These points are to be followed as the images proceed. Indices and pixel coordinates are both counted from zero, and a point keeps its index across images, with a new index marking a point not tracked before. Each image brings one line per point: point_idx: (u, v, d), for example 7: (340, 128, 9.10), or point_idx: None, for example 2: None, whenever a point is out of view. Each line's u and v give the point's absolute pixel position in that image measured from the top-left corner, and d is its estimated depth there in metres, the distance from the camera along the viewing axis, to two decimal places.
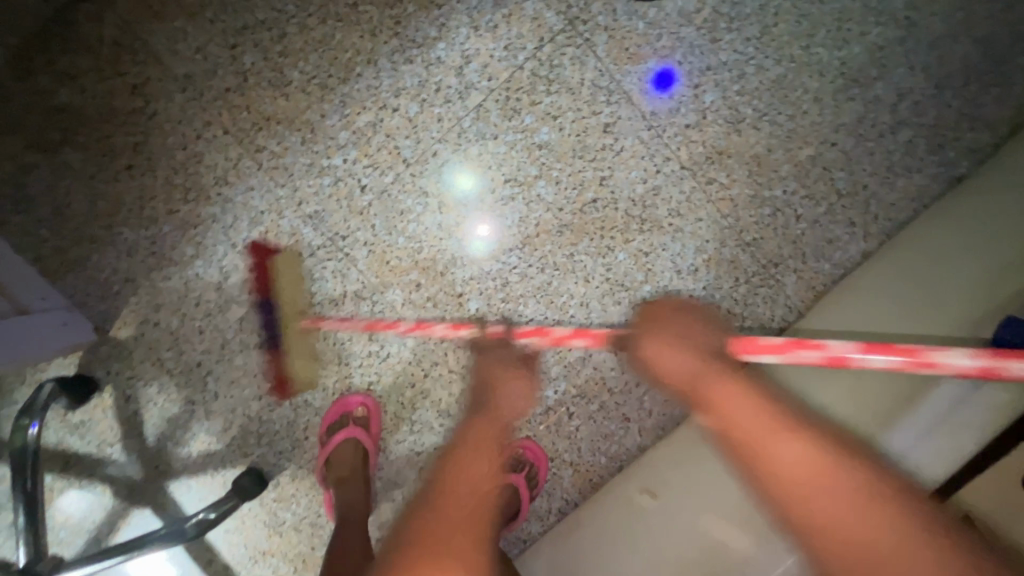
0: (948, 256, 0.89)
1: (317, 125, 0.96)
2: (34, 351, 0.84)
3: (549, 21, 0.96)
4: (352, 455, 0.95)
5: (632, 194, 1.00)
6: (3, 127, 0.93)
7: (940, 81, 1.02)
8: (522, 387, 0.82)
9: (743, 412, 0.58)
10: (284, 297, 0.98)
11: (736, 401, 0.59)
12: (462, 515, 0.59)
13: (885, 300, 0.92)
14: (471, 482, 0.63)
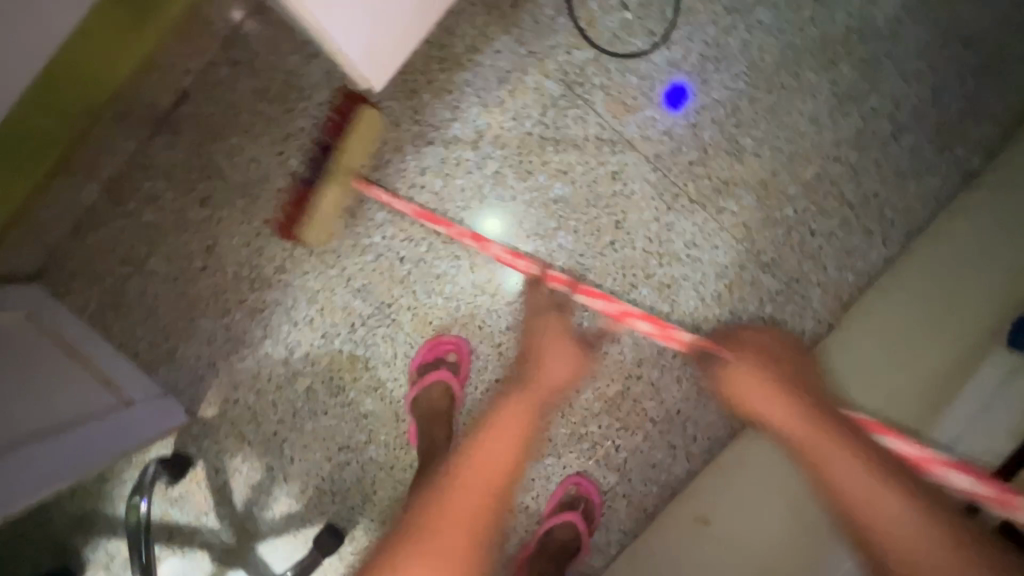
0: (960, 273, 0.91)
1: (357, 210, 1.08)
2: (140, 438, 0.96)
3: (550, 88, 1.06)
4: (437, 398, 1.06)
5: (648, 233, 1.07)
6: (100, 247, 1.09)
7: (936, 85, 1.04)
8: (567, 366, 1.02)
9: (850, 475, 0.80)
10: (345, 364, 1.10)
11: (842, 466, 0.81)
12: (467, 510, 0.88)
13: (900, 319, 0.95)
14: (486, 469, 0.91)
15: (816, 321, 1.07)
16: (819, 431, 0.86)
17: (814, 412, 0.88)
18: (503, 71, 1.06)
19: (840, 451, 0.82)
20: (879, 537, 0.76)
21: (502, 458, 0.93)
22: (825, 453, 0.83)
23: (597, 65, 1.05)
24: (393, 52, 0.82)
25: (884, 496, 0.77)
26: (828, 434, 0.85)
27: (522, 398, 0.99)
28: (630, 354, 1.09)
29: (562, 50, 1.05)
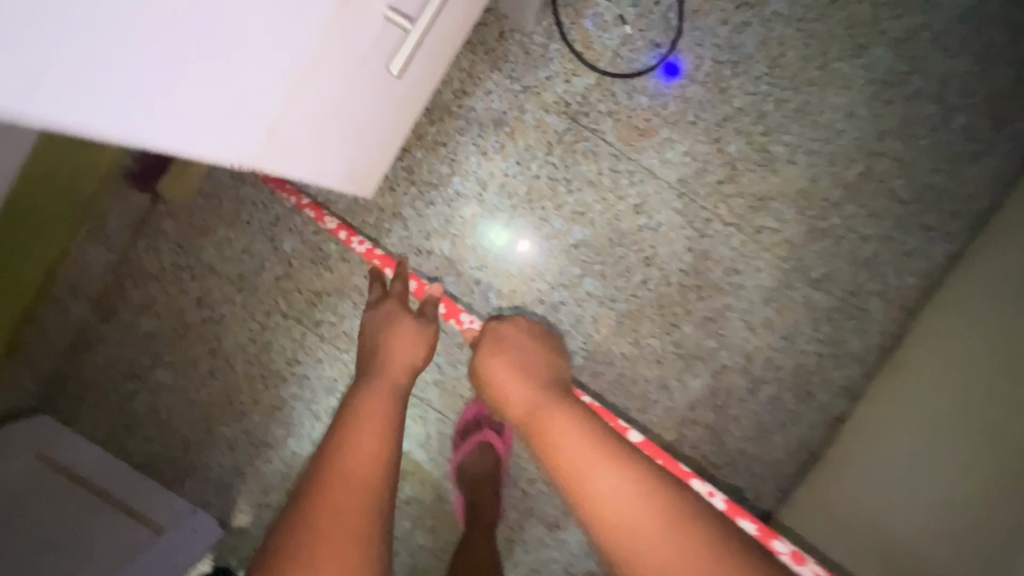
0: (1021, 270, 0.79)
1: (364, 287, 1.00)
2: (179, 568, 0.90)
3: (552, 123, 0.96)
4: (481, 460, 0.98)
5: (683, 265, 0.97)
6: (100, 365, 1.03)
7: (984, 54, 0.92)
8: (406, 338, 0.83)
9: (571, 441, 0.64)
10: None
11: (570, 435, 0.65)
12: (353, 499, 0.58)
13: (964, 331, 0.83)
14: (357, 455, 0.62)
15: (880, 335, 0.97)
16: (594, 454, 0.61)
17: (538, 389, 0.76)
18: (499, 113, 0.96)
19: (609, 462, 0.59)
20: (619, 540, 0.54)
21: (372, 464, 0.62)
22: (605, 453, 0.61)
23: (600, 91, 0.95)
24: (349, 157, 0.71)
25: (598, 474, 0.59)
26: (603, 435, 0.64)
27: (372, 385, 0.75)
28: (680, 398, 0.99)
29: (559, 79, 0.95)
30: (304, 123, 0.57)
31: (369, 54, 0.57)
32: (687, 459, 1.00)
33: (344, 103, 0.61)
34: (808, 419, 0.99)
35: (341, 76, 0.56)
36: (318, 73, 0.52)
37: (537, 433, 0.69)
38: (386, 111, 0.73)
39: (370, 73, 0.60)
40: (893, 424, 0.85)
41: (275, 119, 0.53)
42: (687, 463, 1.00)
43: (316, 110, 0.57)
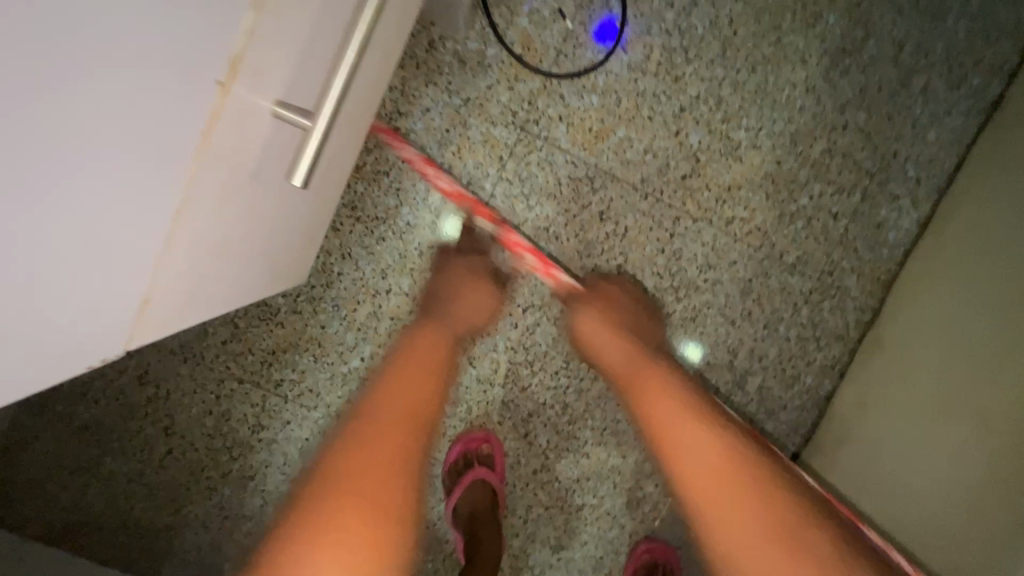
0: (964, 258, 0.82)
1: (321, 337, 0.91)
2: None
3: (500, 136, 0.88)
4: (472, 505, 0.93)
5: (655, 268, 0.93)
6: (41, 463, 0.93)
7: (936, 10, 0.89)
8: (478, 296, 0.85)
9: (669, 413, 0.66)
10: None
11: (752, 558, 0.55)
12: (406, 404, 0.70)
13: (919, 331, 0.84)
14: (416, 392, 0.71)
15: (859, 311, 0.95)
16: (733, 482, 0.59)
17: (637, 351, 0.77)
18: (441, 132, 0.88)
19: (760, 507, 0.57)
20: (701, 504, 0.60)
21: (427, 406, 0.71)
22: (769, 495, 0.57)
23: (547, 94, 0.88)
24: (240, 286, 0.59)
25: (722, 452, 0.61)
26: (707, 427, 0.64)
27: (432, 339, 0.79)
28: None
29: (501, 87, 0.87)
30: (186, 277, 0.45)
31: (261, 166, 0.47)
32: None
33: (223, 231, 0.47)
34: (798, 404, 0.97)
35: (220, 204, 0.44)
36: (196, 212, 0.41)
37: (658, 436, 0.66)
38: (275, 223, 0.59)
39: (262, 187, 0.49)
40: (872, 428, 0.85)
41: (149, 290, 0.41)
42: None
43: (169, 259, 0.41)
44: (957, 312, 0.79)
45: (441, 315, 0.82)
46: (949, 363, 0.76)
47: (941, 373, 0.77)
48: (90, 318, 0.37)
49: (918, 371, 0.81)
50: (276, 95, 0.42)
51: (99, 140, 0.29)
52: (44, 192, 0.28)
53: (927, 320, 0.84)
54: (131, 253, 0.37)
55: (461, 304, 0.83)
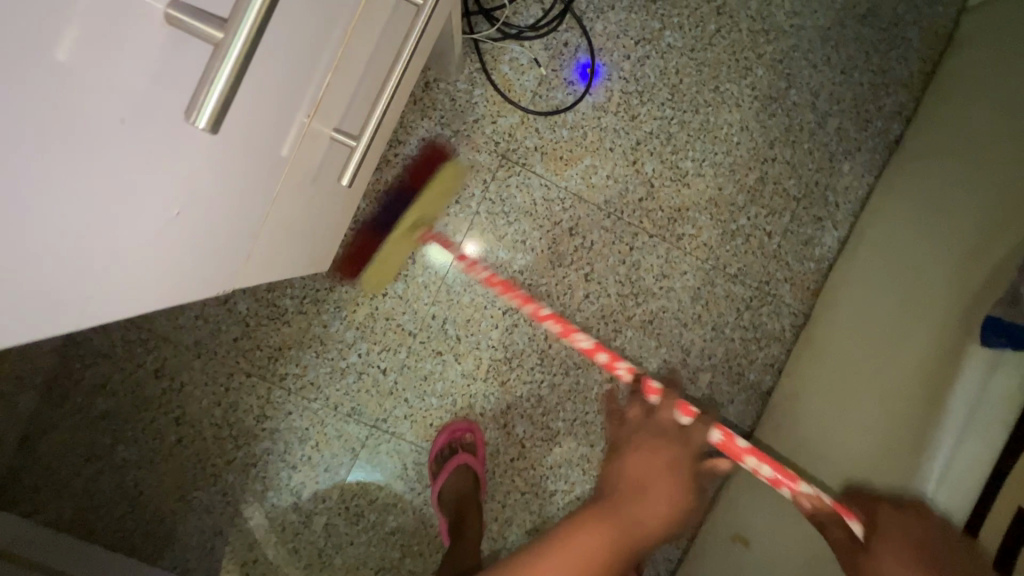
0: (874, 261, 0.99)
1: (324, 335, 1.03)
2: None
3: (485, 162, 1.03)
4: (456, 487, 1.03)
5: (618, 277, 1.07)
6: (58, 451, 1.00)
7: (844, 67, 1.08)
8: (665, 492, 0.77)
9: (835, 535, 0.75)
10: (357, 489, 1.06)
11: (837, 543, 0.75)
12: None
13: (840, 321, 1.01)
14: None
15: (792, 316, 1.11)
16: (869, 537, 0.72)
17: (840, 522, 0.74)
18: (434, 158, 1.03)
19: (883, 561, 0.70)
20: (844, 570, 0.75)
21: None
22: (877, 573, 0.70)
23: (525, 128, 1.03)
24: (297, 267, 0.74)
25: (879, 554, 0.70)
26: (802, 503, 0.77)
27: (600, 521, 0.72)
28: None
29: (486, 121, 1.03)
30: (271, 249, 0.60)
31: (317, 176, 0.60)
32: None
33: (287, 225, 0.61)
34: (743, 397, 1.11)
35: (289, 202, 0.57)
36: (282, 203, 0.55)
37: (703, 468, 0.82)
38: (320, 224, 0.73)
39: (318, 190, 0.63)
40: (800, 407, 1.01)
41: (251, 255, 0.56)
42: None
43: (255, 238, 0.55)
44: (870, 304, 0.95)
45: (630, 483, 0.77)
46: (864, 346, 0.92)
47: (857, 355, 0.92)
48: (227, 269, 0.52)
49: (842, 362, 0.96)
50: (333, 125, 0.56)
51: (253, 145, 0.44)
52: (229, 177, 0.44)
53: (847, 312, 1.00)
54: (240, 228, 0.50)
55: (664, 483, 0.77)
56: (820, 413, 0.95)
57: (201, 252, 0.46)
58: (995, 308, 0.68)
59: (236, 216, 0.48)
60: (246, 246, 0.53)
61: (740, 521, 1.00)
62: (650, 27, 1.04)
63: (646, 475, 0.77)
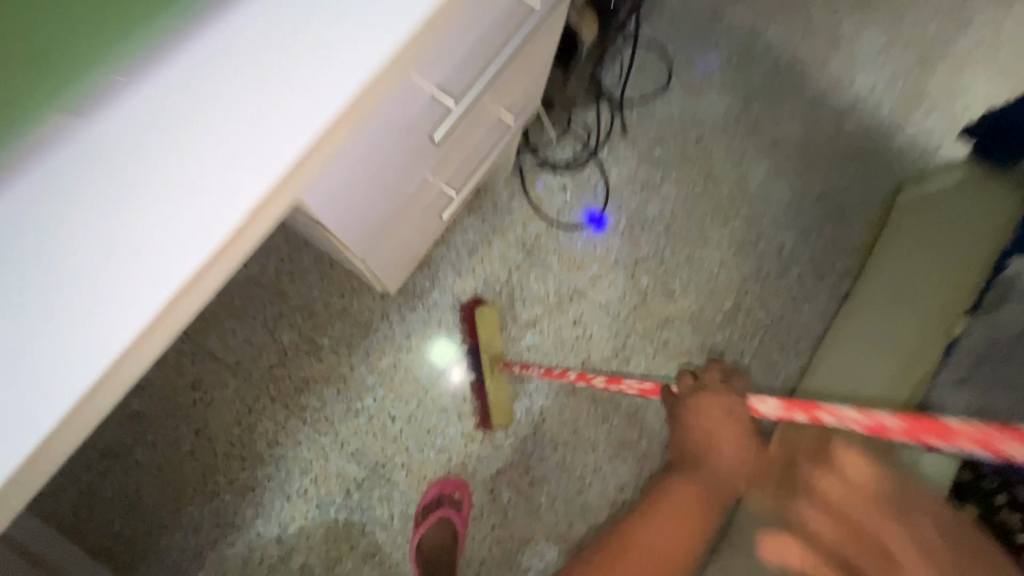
0: (830, 378, 1.17)
1: (349, 376, 1.16)
2: None
3: (513, 255, 1.26)
4: (441, 535, 1.09)
5: (610, 368, 1.24)
6: (79, 442, 1.07)
7: (803, 231, 1.37)
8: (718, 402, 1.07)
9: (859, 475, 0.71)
10: (341, 533, 1.10)
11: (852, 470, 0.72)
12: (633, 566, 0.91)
13: None
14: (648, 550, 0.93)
15: (760, 429, 1.24)
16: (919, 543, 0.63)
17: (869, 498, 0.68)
18: (474, 245, 1.25)
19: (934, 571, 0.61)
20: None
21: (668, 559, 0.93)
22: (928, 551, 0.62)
23: (549, 234, 1.28)
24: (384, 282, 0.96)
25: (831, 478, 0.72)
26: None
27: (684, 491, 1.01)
28: (612, 482, 1.19)
29: (520, 223, 1.28)
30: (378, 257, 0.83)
31: (419, 217, 0.84)
32: None
33: (401, 241, 0.87)
34: None
35: (397, 226, 0.80)
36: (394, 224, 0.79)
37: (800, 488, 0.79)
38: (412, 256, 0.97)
39: (416, 229, 0.87)
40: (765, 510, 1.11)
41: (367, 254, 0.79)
42: None
43: (374, 245, 0.79)
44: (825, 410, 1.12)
45: (693, 448, 1.07)
46: None
47: None
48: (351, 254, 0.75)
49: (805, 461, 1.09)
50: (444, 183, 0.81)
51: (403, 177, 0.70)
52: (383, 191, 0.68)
53: None
54: (369, 228, 0.74)
55: (813, 508, 0.72)
56: None
57: (353, 238, 0.72)
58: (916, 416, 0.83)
59: (371, 219, 0.72)
60: (365, 246, 0.76)
61: None
62: (654, 178, 1.35)
63: (713, 426, 1.06)
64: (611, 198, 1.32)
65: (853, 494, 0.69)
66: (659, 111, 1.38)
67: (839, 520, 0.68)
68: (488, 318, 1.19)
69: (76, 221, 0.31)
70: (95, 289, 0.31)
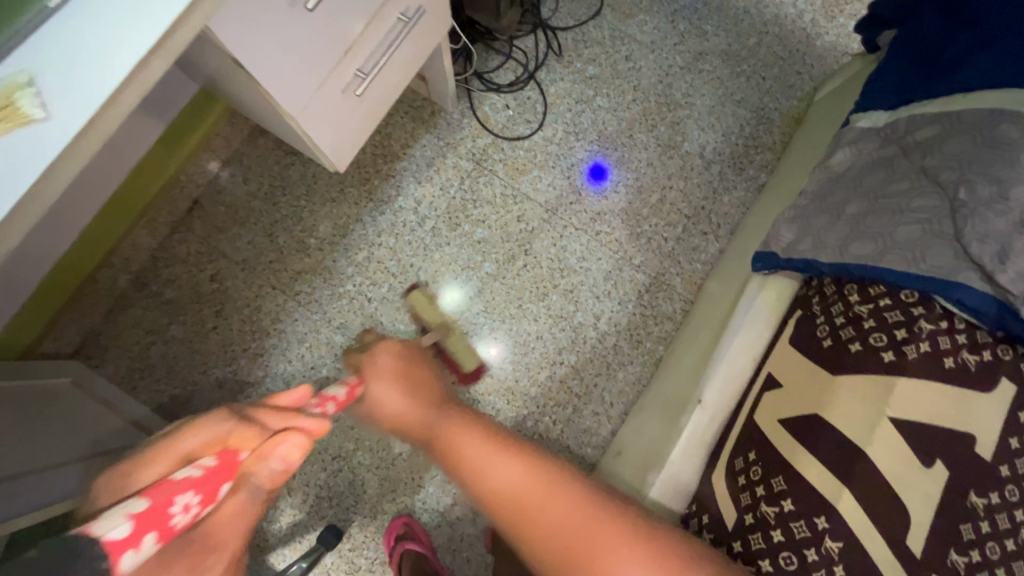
0: (740, 251, 1.38)
1: (332, 268, 1.43)
2: None
3: (464, 165, 1.50)
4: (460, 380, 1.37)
5: (549, 253, 1.47)
6: (130, 322, 1.38)
7: (725, 132, 1.55)
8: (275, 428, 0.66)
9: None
10: (427, 314, 1.37)
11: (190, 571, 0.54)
12: None
13: (713, 284, 1.39)
14: None
15: (682, 301, 1.45)
16: (591, 524, 0.70)
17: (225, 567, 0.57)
18: (430, 158, 1.49)
19: (632, 562, 0.67)
20: None
21: None
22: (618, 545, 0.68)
23: (495, 146, 1.51)
24: None
25: (490, 459, 0.77)
26: (686, 546, 0.70)
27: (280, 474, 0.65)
28: (552, 346, 1.43)
29: (469, 138, 1.51)
30: None
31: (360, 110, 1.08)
32: (557, 392, 1.41)
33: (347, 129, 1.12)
34: (639, 359, 1.43)
35: None
36: None
37: (466, 467, 0.79)
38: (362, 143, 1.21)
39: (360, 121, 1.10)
40: (672, 354, 1.36)
41: None
42: (556, 395, 1.41)
43: None
44: (731, 272, 1.35)
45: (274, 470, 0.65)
46: (724, 299, 1.29)
47: (717, 305, 1.30)
48: None
49: (712, 319, 1.29)
50: None
51: None
52: None
53: (718, 279, 1.38)
54: None
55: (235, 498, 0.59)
56: (688, 352, 1.30)
57: None
58: (761, 247, 1.04)
59: None
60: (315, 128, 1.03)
61: (619, 443, 1.31)
62: (586, 93, 1.55)
63: (391, 403, 0.99)
64: (549, 114, 1.53)
65: (425, 385, 1.02)
66: (591, 35, 1.58)
67: (406, 394, 0.99)
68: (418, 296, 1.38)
69: (71, 42, 0.52)
70: (89, 76, 0.51)
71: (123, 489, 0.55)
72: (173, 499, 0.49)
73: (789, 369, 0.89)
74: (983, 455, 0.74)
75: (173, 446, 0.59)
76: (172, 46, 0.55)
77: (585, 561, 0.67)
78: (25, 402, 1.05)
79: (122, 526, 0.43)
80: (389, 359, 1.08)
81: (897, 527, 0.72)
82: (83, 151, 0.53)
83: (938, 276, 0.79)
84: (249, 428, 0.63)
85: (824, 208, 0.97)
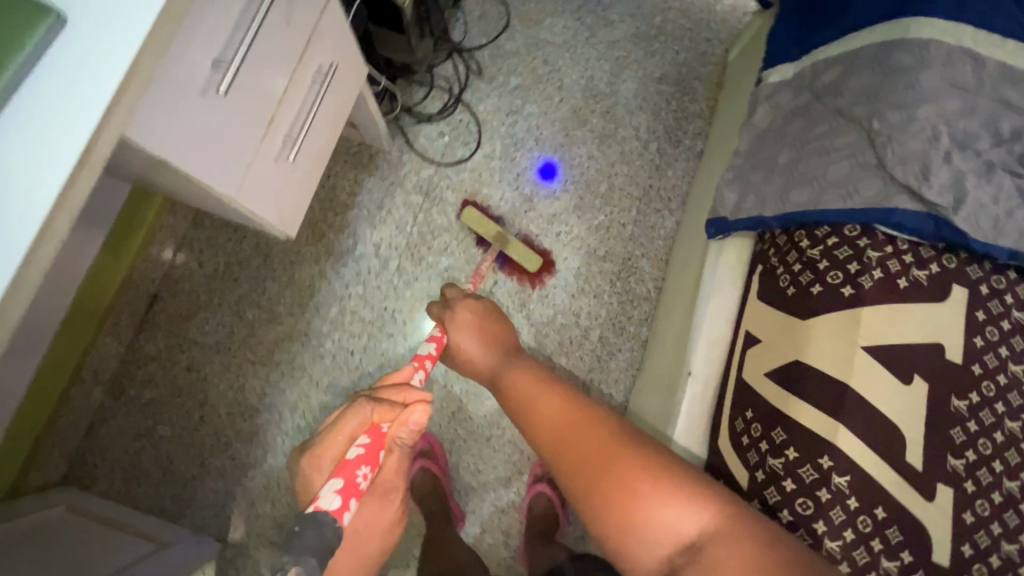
0: (695, 220, 1.42)
1: (307, 330, 1.42)
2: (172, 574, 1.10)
3: (414, 199, 1.51)
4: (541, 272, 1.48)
5: (516, 264, 1.49)
6: (114, 433, 1.35)
7: (654, 110, 1.60)
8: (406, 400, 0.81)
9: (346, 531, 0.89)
10: (480, 229, 1.46)
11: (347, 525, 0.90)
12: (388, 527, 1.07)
13: (679, 256, 1.43)
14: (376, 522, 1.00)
15: (653, 280, 1.49)
16: (616, 454, 0.79)
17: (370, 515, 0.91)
18: (379, 199, 1.50)
19: (651, 487, 0.75)
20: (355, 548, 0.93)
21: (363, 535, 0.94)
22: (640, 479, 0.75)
23: (439, 174, 1.53)
24: None
25: (541, 398, 0.89)
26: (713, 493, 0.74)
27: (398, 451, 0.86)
28: (541, 353, 1.44)
29: (413, 172, 1.52)
30: None
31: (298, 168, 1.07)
32: None
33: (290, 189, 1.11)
34: (625, 345, 1.45)
35: None
36: None
37: (523, 404, 0.90)
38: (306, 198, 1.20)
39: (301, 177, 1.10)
40: (657, 332, 1.39)
41: None
42: None
43: None
44: (691, 240, 1.39)
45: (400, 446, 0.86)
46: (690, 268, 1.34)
47: (686, 275, 1.34)
48: None
49: (684, 290, 1.33)
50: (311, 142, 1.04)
51: None
52: None
53: (682, 251, 1.42)
54: None
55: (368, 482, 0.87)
56: (670, 326, 1.32)
57: None
58: (710, 214, 1.08)
59: None
60: None
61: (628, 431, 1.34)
62: (515, 103, 1.58)
63: (466, 351, 1.02)
64: (484, 132, 1.56)
65: (502, 336, 1.04)
66: (506, 47, 1.61)
67: (483, 342, 1.02)
68: (471, 215, 1.47)
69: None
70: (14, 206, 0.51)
71: (319, 464, 0.74)
72: (354, 474, 0.66)
73: (763, 323, 0.92)
74: (954, 360, 0.80)
75: (337, 432, 0.74)
76: (93, 162, 0.56)
77: (607, 476, 0.77)
78: (24, 542, 1.01)
79: (335, 499, 0.62)
80: (470, 315, 1.05)
81: (891, 447, 0.77)
82: (21, 292, 0.52)
83: (873, 206, 0.84)
84: (383, 406, 0.77)
85: (758, 165, 1.02)
